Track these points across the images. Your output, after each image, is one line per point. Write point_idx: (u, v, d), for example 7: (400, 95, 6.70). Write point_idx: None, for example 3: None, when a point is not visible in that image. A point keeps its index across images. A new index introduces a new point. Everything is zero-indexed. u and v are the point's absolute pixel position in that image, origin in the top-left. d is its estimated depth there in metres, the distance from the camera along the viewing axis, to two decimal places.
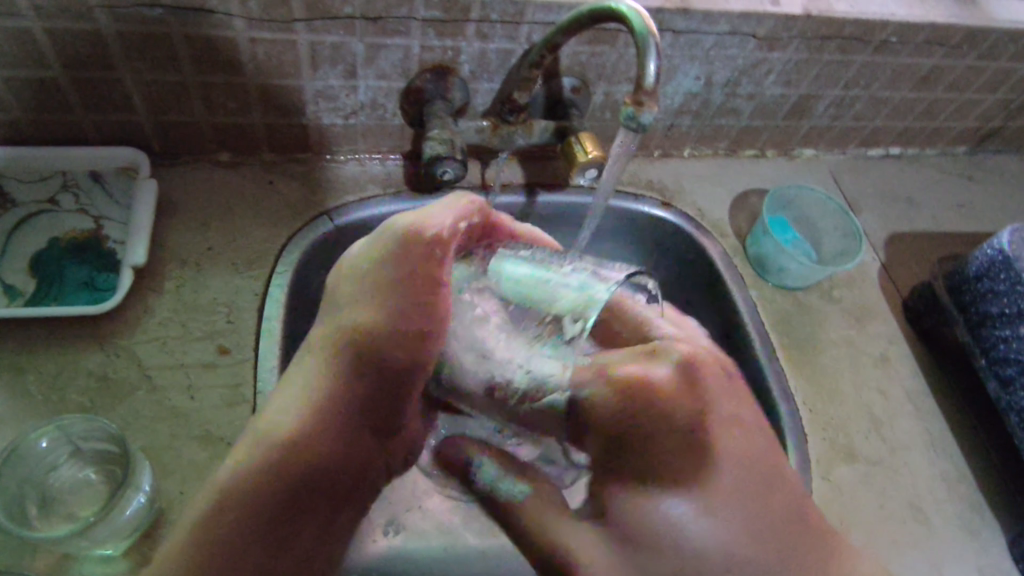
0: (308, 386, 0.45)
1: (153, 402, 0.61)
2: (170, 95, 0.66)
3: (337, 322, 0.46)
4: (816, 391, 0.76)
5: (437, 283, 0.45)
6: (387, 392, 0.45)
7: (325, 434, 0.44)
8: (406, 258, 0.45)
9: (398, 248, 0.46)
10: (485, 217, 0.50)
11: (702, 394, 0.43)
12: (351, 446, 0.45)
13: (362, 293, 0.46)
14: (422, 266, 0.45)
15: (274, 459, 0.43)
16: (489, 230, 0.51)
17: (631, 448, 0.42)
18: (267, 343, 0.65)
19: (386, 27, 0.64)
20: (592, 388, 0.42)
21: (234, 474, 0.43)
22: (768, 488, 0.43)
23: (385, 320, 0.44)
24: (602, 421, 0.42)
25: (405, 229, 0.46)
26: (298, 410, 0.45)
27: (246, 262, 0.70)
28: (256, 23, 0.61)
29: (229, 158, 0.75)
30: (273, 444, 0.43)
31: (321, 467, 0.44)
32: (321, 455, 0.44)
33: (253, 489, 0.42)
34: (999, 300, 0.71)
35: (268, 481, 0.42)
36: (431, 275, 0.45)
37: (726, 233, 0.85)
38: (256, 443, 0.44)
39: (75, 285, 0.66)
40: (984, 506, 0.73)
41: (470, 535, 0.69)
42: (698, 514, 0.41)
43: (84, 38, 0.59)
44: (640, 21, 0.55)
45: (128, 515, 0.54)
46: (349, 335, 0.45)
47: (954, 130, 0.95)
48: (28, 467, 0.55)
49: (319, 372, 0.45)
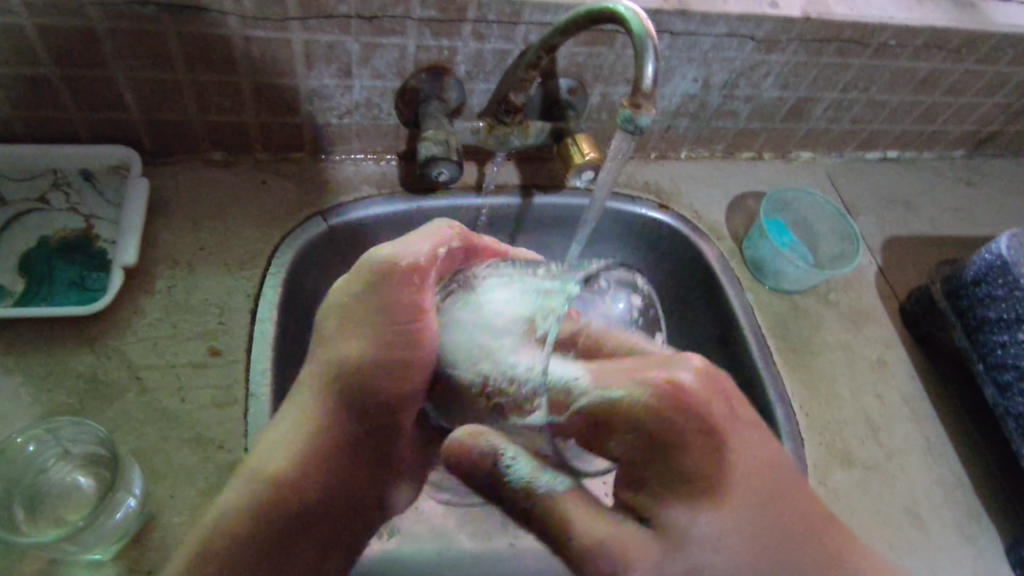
0: (307, 414, 0.46)
1: (143, 404, 0.60)
2: (163, 93, 0.65)
3: (328, 353, 0.46)
4: (813, 395, 0.75)
5: (419, 311, 0.44)
6: (380, 422, 0.46)
7: (315, 470, 0.46)
8: (384, 289, 0.45)
9: (379, 279, 0.46)
10: (465, 244, 0.50)
11: (726, 393, 0.41)
12: (347, 474, 0.47)
13: (350, 325, 0.46)
14: (402, 299, 0.45)
15: (272, 488, 0.45)
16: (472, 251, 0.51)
17: (658, 449, 0.40)
18: (260, 344, 0.65)
19: (381, 26, 0.63)
20: (618, 389, 0.39)
21: (237, 501, 0.44)
22: (775, 487, 0.42)
23: (370, 352, 0.45)
24: (625, 424, 0.39)
25: (385, 260, 0.46)
26: (289, 446, 0.46)
27: (239, 263, 0.69)
28: (250, 21, 0.60)
29: (223, 157, 0.74)
30: (266, 479, 0.45)
31: (313, 499, 0.46)
32: (314, 491, 0.46)
33: (257, 515, 0.44)
34: (997, 306, 0.71)
35: (269, 509, 0.44)
36: (412, 307, 0.45)
37: (724, 236, 0.85)
38: (248, 479, 0.45)
39: (64, 283, 0.65)
40: (982, 512, 0.72)
41: (464, 538, 0.68)
42: (710, 519, 0.39)
43: (75, 35, 0.58)
44: (638, 22, 0.54)
45: (117, 520, 0.53)
46: (335, 374, 0.45)
47: (952, 133, 0.95)
48: (14, 471, 0.54)
49: (305, 409, 0.46)
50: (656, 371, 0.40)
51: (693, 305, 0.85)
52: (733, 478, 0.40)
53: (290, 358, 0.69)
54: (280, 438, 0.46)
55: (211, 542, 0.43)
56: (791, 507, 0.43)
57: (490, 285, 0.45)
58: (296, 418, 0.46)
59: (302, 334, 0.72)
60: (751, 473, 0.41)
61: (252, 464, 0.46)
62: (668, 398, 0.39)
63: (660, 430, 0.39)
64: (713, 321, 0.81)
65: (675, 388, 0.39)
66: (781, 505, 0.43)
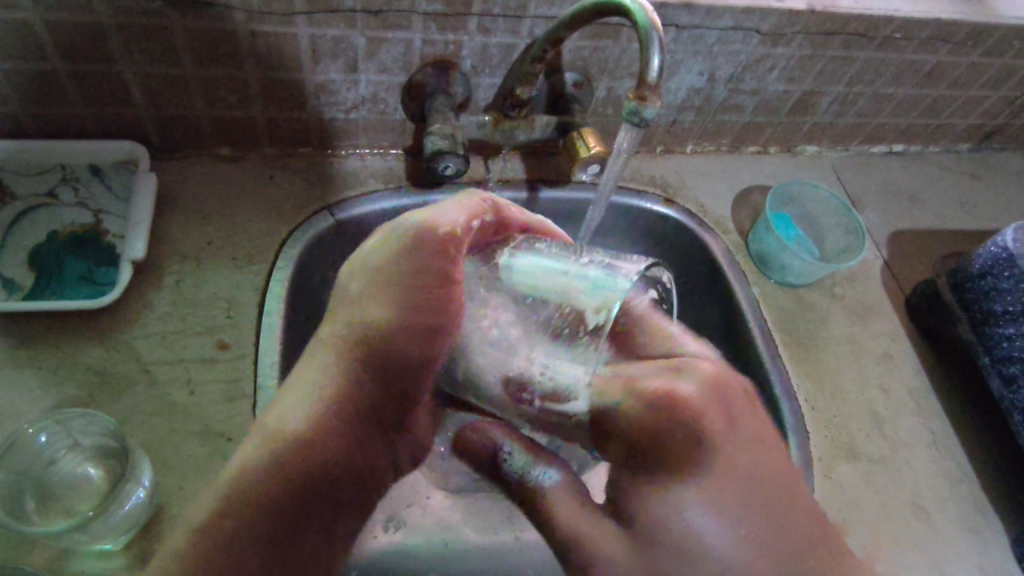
0: (324, 380, 0.46)
1: (152, 398, 0.61)
2: (170, 88, 0.66)
3: (351, 319, 0.48)
4: (818, 388, 0.75)
5: (451, 275, 0.47)
6: (402, 388, 0.47)
7: (335, 430, 0.45)
8: (417, 254, 0.47)
9: (408, 246, 0.48)
10: (498, 217, 0.51)
11: (719, 400, 0.41)
12: (362, 442, 0.46)
13: (376, 288, 0.48)
14: (437, 264, 0.47)
15: (284, 452, 0.43)
16: (501, 224, 0.52)
17: (652, 453, 0.41)
18: (268, 338, 0.65)
19: (387, 20, 0.63)
20: (620, 398, 0.42)
21: (241, 467, 0.42)
22: (782, 505, 0.41)
23: (400, 314, 0.47)
24: (623, 430, 0.42)
25: (417, 227, 0.48)
26: (310, 405, 0.45)
27: (246, 257, 0.70)
28: (256, 16, 0.60)
29: (229, 152, 0.75)
30: (287, 434, 0.44)
31: (331, 458, 0.44)
32: (331, 456, 0.44)
33: (262, 485, 0.41)
34: (1003, 298, 0.71)
35: (279, 474, 0.42)
36: (443, 270, 0.47)
37: (729, 230, 0.85)
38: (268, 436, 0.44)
39: (73, 277, 0.66)
40: (987, 505, 0.73)
41: (471, 530, 0.69)
42: (712, 523, 0.39)
43: (83, 31, 0.59)
44: (643, 14, 0.54)
45: (127, 510, 0.53)
46: (361, 334, 0.47)
47: (958, 127, 0.95)
48: (26, 463, 0.54)
49: (326, 367, 0.47)
50: (648, 381, 0.42)
51: (697, 299, 0.85)
52: (723, 478, 0.40)
53: (297, 351, 0.70)
54: (299, 397, 0.46)
55: (233, 496, 0.41)
56: (793, 525, 0.41)
57: (536, 274, 0.48)
58: (314, 375, 0.47)
59: (310, 329, 0.73)
60: (751, 482, 0.40)
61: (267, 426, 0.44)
62: (660, 403, 0.41)
63: (644, 433, 0.41)
64: (719, 314, 0.82)
65: (662, 397, 0.41)
66: (788, 515, 0.41)
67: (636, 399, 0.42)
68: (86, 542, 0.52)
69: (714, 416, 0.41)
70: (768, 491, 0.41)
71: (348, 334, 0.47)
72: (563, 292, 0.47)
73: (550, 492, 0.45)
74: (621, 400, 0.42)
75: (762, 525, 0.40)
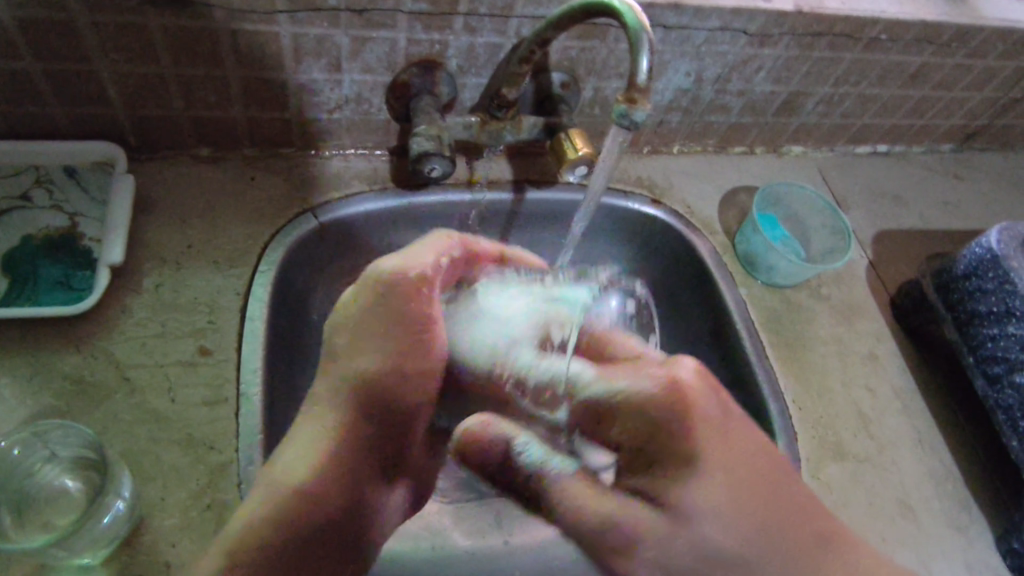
0: (321, 432, 0.47)
1: (132, 405, 0.59)
2: (148, 88, 0.64)
3: (340, 368, 0.48)
4: (805, 388, 0.76)
5: (429, 323, 0.49)
6: (393, 430, 0.49)
7: (333, 481, 0.46)
8: (396, 305, 0.48)
9: (386, 293, 0.48)
10: (466, 251, 0.55)
11: (710, 387, 0.45)
12: (357, 486, 0.47)
13: (361, 336, 0.48)
14: (416, 312, 0.48)
15: (286, 506, 0.44)
16: (470, 260, 0.55)
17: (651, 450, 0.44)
18: (251, 342, 0.64)
19: (371, 19, 0.62)
20: (596, 399, 0.45)
21: (248, 521, 0.44)
22: (767, 484, 0.45)
23: (385, 365, 0.48)
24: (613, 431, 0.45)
25: (392, 277, 0.49)
26: (307, 460, 0.46)
27: (228, 260, 0.68)
28: (236, 14, 0.59)
29: (210, 153, 0.73)
30: (287, 491, 0.45)
31: (332, 509, 0.46)
32: (333, 500, 0.46)
33: (269, 539, 0.43)
34: (987, 299, 0.72)
35: (282, 527, 0.44)
36: (423, 316, 0.49)
37: (716, 230, 0.85)
38: (271, 487, 0.45)
39: (49, 282, 0.64)
40: (971, 502, 0.73)
41: (459, 534, 0.68)
42: (706, 503, 0.43)
43: (57, 29, 0.57)
44: (633, 15, 0.54)
45: (106, 524, 0.52)
46: (352, 391, 0.47)
47: (941, 127, 0.96)
48: (2, 477, 0.52)
49: (320, 423, 0.47)
50: (633, 382, 0.45)
51: (686, 299, 0.84)
52: (721, 462, 0.43)
53: (282, 357, 0.68)
54: (299, 453, 0.46)
55: (240, 554, 0.43)
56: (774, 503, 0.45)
57: (506, 296, 0.52)
58: (306, 433, 0.47)
59: (294, 333, 0.72)
60: (742, 456, 0.44)
61: (268, 481, 0.46)
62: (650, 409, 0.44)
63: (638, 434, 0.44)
64: (707, 314, 0.81)
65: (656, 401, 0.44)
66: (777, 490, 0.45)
67: (625, 400, 0.44)
68: (63, 557, 0.50)
69: (708, 410, 0.44)
70: (756, 475, 0.45)
71: (338, 383, 0.48)
72: (544, 303, 0.52)
73: (568, 489, 0.45)
74: (604, 399, 0.45)
75: (754, 496, 0.44)
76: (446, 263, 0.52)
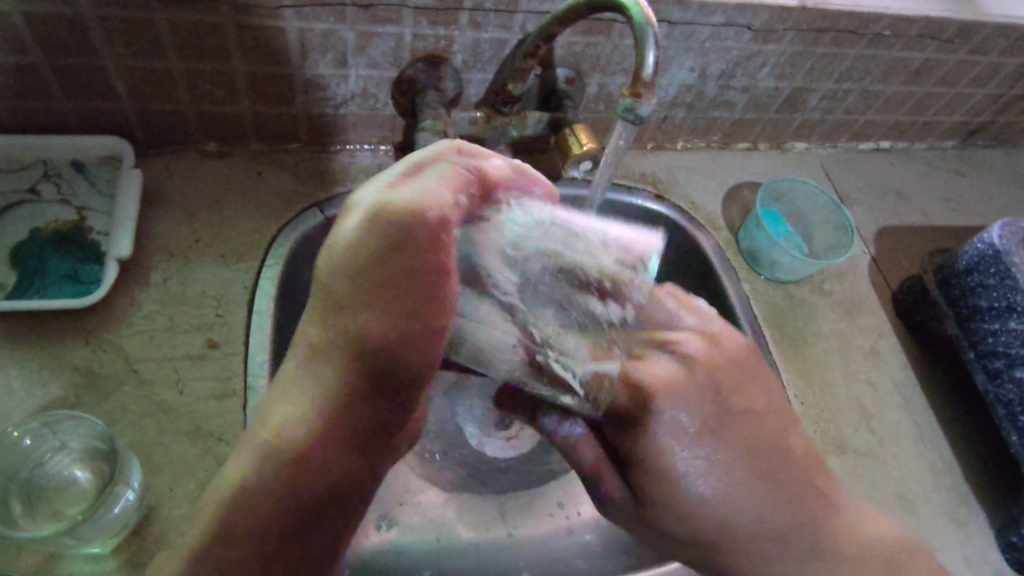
0: (320, 390, 0.41)
1: (141, 398, 0.60)
2: (155, 82, 0.64)
3: (340, 322, 0.40)
4: (807, 383, 0.76)
5: (444, 270, 0.40)
6: (399, 397, 0.42)
7: (334, 448, 0.40)
8: (407, 249, 0.39)
9: (394, 235, 0.40)
10: (479, 185, 0.45)
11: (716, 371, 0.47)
12: (361, 454, 0.42)
13: (357, 284, 0.40)
14: (427, 258, 0.40)
15: (275, 473, 0.39)
16: (488, 190, 0.45)
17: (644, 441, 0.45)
18: (258, 336, 0.64)
19: (378, 15, 0.62)
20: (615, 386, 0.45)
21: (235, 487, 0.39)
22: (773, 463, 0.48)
23: (391, 319, 0.40)
24: (628, 411, 0.45)
25: (403, 209, 0.40)
26: (304, 424, 0.40)
27: (235, 254, 0.69)
28: (244, 9, 0.59)
29: (216, 147, 0.73)
30: (273, 456, 0.40)
31: (334, 475, 0.41)
32: (334, 467, 0.41)
33: (261, 506, 0.39)
34: (988, 294, 0.72)
35: (272, 496, 0.39)
36: (432, 262, 0.40)
37: (719, 226, 0.85)
38: (260, 445, 0.40)
39: (57, 275, 0.64)
40: (972, 497, 0.74)
41: (464, 528, 0.69)
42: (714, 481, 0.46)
43: (65, 24, 0.57)
44: (638, 10, 0.54)
45: (116, 513, 0.53)
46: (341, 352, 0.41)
47: (944, 124, 0.96)
48: (13, 465, 0.53)
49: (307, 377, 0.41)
50: (642, 369, 0.45)
51: (689, 295, 0.85)
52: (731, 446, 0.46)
53: (288, 350, 0.69)
54: (293, 408, 0.41)
55: (229, 518, 0.39)
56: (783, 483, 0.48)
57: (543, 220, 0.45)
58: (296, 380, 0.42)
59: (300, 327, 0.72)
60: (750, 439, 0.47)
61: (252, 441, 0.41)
62: (653, 398, 0.44)
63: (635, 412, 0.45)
64: (710, 310, 0.82)
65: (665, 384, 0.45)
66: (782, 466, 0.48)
67: (628, 385, 0.45)
68: (73, 545, 0.51)
69: (723, 400, 0.46)
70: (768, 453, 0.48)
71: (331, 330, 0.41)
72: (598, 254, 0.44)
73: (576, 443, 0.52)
74: (625, 391, 0.45)
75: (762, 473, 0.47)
76: (463, 200, 0.43)
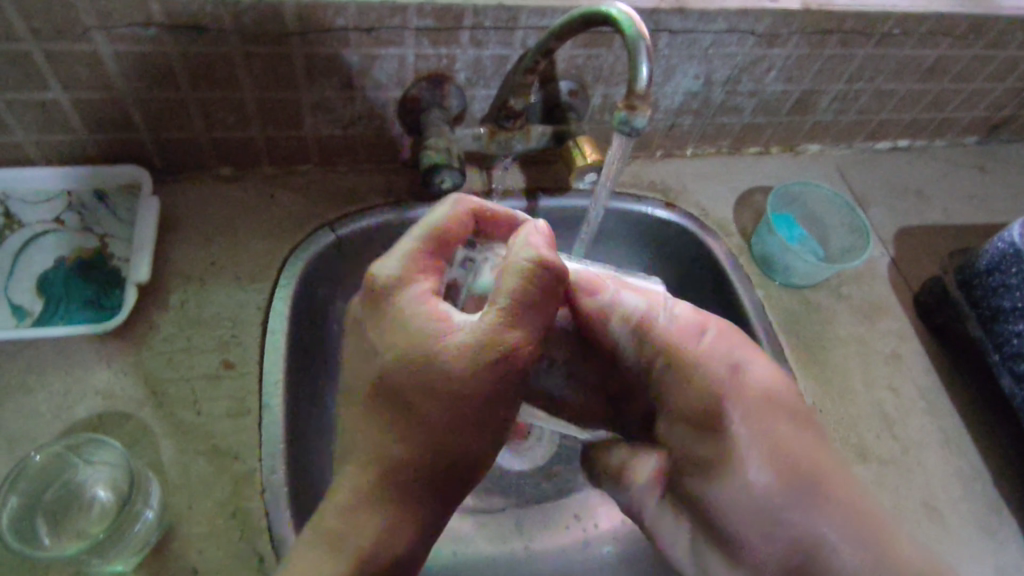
0: (366, 455, 0.47)
1: (161, 418, 0.62)
2: (170, 113, 0.67)
3: (377, 315, 0.49)
4: (826, 390, 0.75)
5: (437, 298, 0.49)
6: (457, 418, 0.46)
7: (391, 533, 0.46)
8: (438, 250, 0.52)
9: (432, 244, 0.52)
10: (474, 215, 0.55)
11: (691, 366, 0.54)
12: (409, 492, 0.46)
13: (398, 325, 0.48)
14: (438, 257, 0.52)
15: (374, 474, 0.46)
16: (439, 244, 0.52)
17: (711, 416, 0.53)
18: (272, 355, 0.66)
19: (380, 38, 0.64)
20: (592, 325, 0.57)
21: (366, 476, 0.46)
22: (813, 463, 0.51)
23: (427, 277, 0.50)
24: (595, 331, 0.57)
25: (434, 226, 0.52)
26: (364, 451, 0.47)
27: (249, 276, 0.70)
28: (252, 38, 0.61)
29: (231, 172, 0.75)
30: (385, 455, 0.47)
31: (407, 468, 0.46)
32: (410, 470, 0.46)
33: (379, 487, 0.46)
34: (1011, 295, 0.71)
35: (411, 470, 0.46)
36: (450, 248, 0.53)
37: (731, 232, 0.84)
38: (354, 482, 0.46)
39: (80, 301, 0.67)
40: (1003, 504, 0.71)
41: (483, 541, 0.70)
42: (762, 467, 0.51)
43: (83, 60, 0.60)
44: (629, 24, 0.54)
45: (137, 531, 0.55)
46: (374, 461, 0.46)
47: (964, 120, 0.94)
48: (37, 489, 0.56)
49: (374, 443, 0.47)
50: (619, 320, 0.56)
51: (703, 302, 0.84)
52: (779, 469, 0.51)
53: (303, 368, 0.70)
54: (353, 458, 0.47)
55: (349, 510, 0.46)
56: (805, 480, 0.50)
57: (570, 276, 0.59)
58: (361, 452, 0.47)
59: (315, 345, 0.73)
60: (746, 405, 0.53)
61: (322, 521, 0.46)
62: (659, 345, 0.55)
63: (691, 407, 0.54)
64: (723, 315, 0.81)
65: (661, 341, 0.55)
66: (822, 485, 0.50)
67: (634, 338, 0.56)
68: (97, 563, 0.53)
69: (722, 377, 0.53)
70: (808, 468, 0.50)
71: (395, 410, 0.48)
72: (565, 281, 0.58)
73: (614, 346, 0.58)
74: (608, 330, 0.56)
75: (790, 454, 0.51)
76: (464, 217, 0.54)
